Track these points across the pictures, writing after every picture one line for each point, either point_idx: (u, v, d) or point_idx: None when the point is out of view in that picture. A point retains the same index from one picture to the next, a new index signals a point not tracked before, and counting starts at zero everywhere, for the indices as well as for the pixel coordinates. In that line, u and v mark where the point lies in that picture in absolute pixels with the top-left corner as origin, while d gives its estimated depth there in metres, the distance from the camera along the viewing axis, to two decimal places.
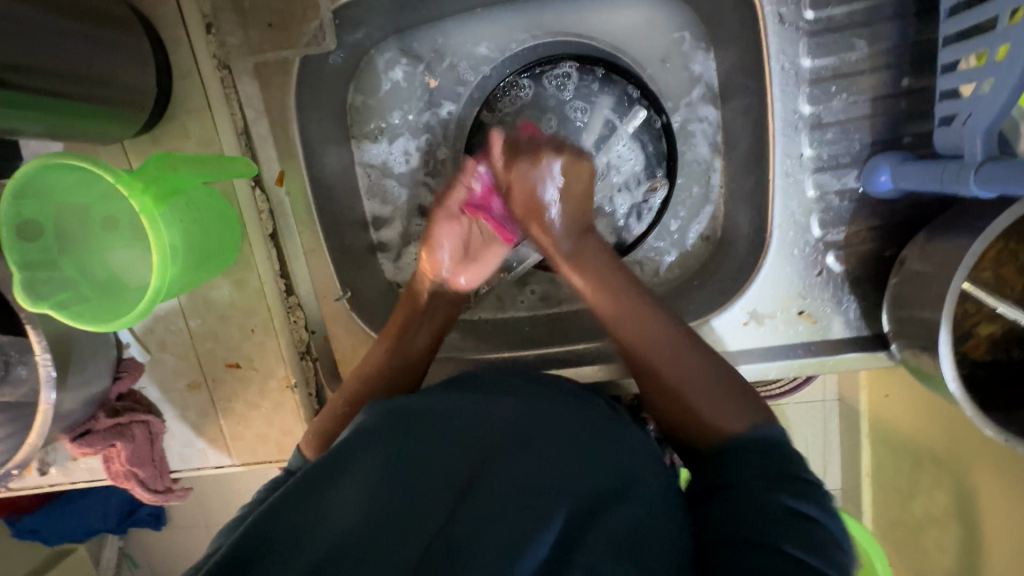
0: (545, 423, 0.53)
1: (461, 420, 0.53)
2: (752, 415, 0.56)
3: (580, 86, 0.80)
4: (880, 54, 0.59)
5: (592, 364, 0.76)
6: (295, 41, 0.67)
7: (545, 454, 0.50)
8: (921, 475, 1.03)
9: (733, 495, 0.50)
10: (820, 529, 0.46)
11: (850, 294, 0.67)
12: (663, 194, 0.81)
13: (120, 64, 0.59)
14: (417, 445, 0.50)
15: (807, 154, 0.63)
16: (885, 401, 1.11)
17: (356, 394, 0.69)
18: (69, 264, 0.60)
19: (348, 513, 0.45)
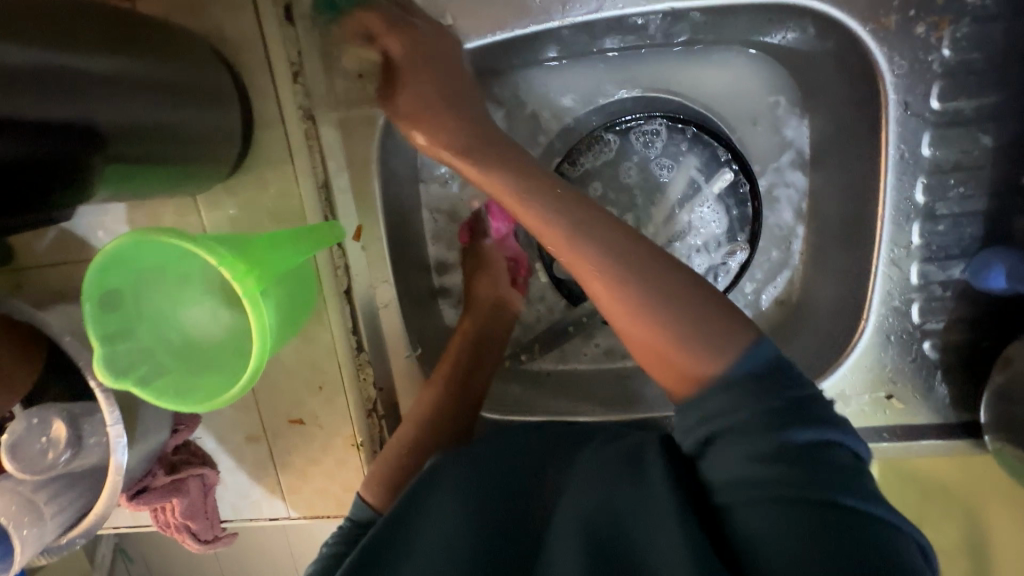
0: (587, 449, 0.56)
1: (512, 455, 0.56)
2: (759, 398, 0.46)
3: (669, 143, 0.75)
4: (1007, 150, 0.57)
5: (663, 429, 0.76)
6: (384, 92, 0.63)
7: (589, 471, 0.52)
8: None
9: (742, 429, 0.45)
10: (862, 462, 0.43)
11: (942, 382, 0.66)
12: (743, 259, 0.77)
13: (209, 120, 0.54)
14: (474, 478, 0.54)
15: (916, 244, 0.61)
16: None
17: (417, 441, 0.69)
18: (146, 332, 0.56)
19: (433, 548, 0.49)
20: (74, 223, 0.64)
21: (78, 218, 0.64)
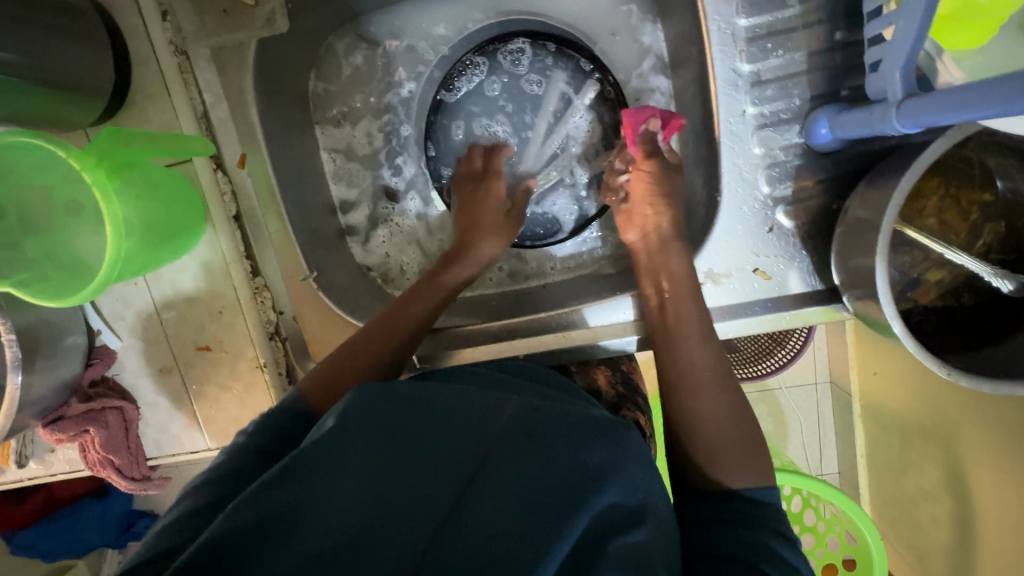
0: (552, 420, 0.49)
1: (464, 413, 0.49)
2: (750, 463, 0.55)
3: (535, 61, 0.84)
4: (813, 10, 0.61)
5: (558, 331, 0.75)
6: (250, 24, 0.69)
7: (553, 451, 0.46)
8: (911, 449, 1.07)
9: (721, 511, 0.52)
10: None
11: (802, 250, 0.68)
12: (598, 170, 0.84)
13: (76, 49, 0.61)
14: (417, 433, 0.46)
15: (750, 112, 0.64)
16: (873, 378, 1.15)
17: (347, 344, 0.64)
18: (32, 246, 0.62)
19: (340, 504, 0.41)
20: None
21: None
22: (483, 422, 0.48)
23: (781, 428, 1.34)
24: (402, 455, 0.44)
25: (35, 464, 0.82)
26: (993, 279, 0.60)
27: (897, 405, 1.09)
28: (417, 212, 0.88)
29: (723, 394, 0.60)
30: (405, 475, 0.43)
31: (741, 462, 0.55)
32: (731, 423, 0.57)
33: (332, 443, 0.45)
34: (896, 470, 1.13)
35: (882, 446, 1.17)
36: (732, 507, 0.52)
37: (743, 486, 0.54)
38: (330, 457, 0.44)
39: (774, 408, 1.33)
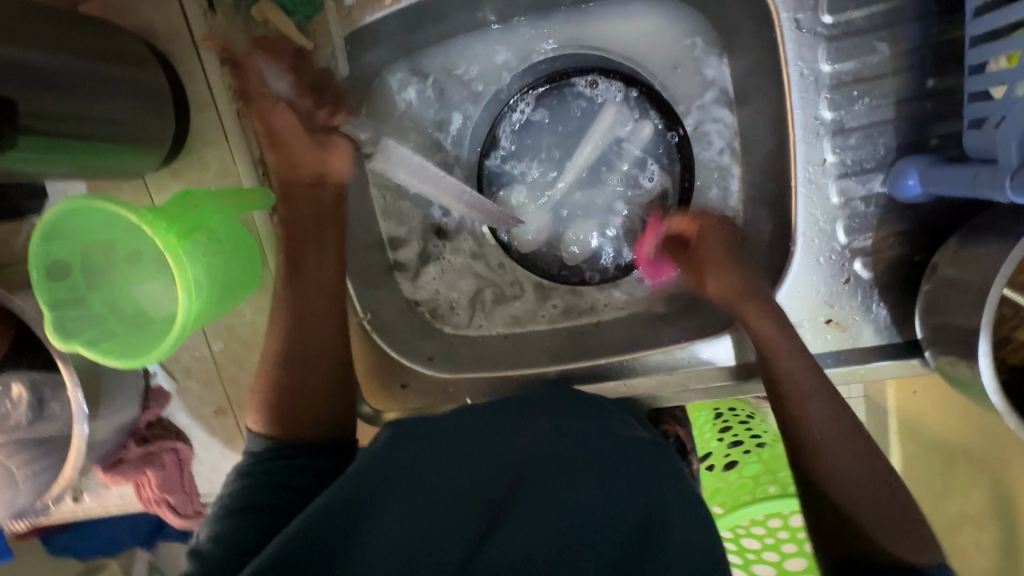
0: (571, 449, 0.57)
1: (499, 444, 0.57)
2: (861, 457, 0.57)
3: (596, 97, 0.80)
4: (902, 56, 0.58)
5: (616, 379, 0.74)
6: (309, 69, 0.68)
7: (571, 475, 0.54)
8: (957, 474, 1.01)
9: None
10: None
11: (880, 301, 0.65)
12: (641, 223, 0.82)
13: (137, 102, 0.59)
14: (455, 457, 0.55)
15: (830, 161, 0.61)
16: (913, 398, 1.06)
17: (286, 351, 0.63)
18: (96, 300, 0.61)
19: (391, 517, 0.49)
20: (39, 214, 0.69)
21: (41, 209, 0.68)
22: (507, 453, 0.56)
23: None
24: (441, 477, 0.53)
25: (89, 498, 0.80)
26: None
27: (942, 432, 1.01)
28: (470, 250, 0.86)
29: (859, 447, 0.58)
30: (451, 496, 0.51)
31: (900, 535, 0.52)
32: (872, 476, 0.56)
33: (389, 470, 0.52)
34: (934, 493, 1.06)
35: None
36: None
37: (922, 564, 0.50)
38: (387, 482, 0.51)
39: None
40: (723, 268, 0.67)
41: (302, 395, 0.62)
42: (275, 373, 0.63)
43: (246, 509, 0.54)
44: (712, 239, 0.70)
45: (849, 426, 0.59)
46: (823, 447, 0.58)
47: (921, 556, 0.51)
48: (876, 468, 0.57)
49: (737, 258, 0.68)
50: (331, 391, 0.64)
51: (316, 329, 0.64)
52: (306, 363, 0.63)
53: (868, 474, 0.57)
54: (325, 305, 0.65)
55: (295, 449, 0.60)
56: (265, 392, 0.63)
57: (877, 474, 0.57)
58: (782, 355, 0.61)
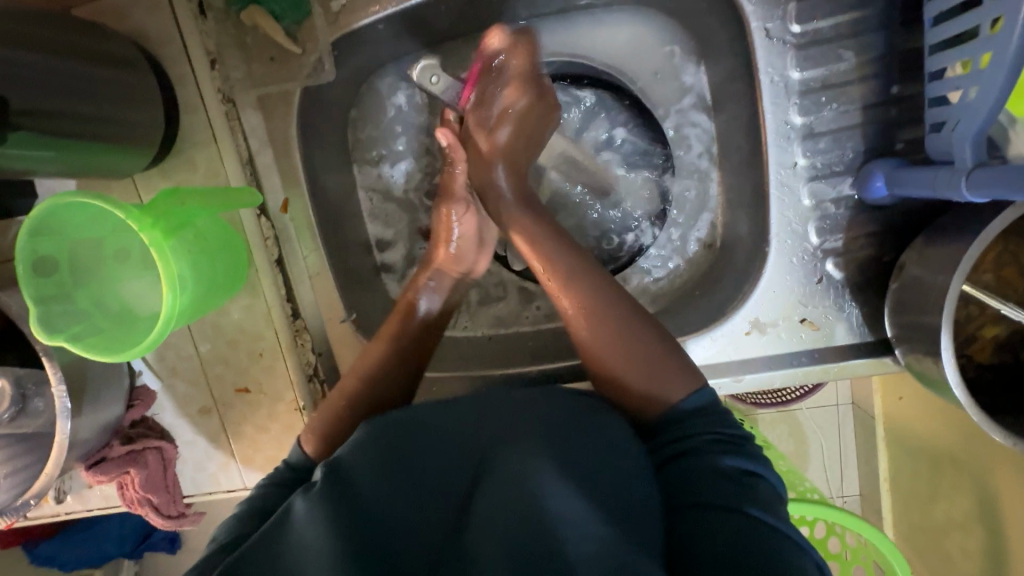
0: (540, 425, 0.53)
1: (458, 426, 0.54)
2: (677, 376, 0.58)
3: (595, 106, 0.83)
4: (867, 63, 0.60)
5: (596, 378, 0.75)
6: (297, 73, 0.70)
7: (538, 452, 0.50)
8: (941, 477, 1.02)
9: (669, 434, 0.56)
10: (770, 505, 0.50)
11: (852, 300, 0.67)
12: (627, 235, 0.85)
13: (127, 103, 0.61)
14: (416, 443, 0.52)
15: (801, 164, 0.64)
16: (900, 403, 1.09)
17: (358, 397, 0.64)
18: (82, 296, 0.62)
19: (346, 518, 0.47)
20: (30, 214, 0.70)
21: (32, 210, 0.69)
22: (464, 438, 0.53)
23: (802, 452, 1.23)
24: (401, 471, 0.50)
25: (71, 499, 0.80)
26: None
27: (925, 434, 1.03)
28: None
29: (663, 372, 0.58)
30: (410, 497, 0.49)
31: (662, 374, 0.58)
32: (643, 367, 0.58)
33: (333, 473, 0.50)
34: (921, 498, 1.07)
35: (906, 476, 1.10)
36: (668, 430, 0.56)
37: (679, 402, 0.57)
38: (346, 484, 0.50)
39: (794, 430, 1.21)
40: (510, 185, 0.72)
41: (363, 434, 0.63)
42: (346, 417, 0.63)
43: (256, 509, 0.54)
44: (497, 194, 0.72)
45: (630, 326, 0.60)
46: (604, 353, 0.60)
47: (676, 396, 0.57)
48: (665, 365, 0.58)
49: (546, 240, 0.67)
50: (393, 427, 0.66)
51: (399, 370, 0.67)
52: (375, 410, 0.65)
53: (646, 355, 0.58)
54: (411, 362, 0.68)
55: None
56: (331, 424, 0.63)
57: (658, 350, 0.59)
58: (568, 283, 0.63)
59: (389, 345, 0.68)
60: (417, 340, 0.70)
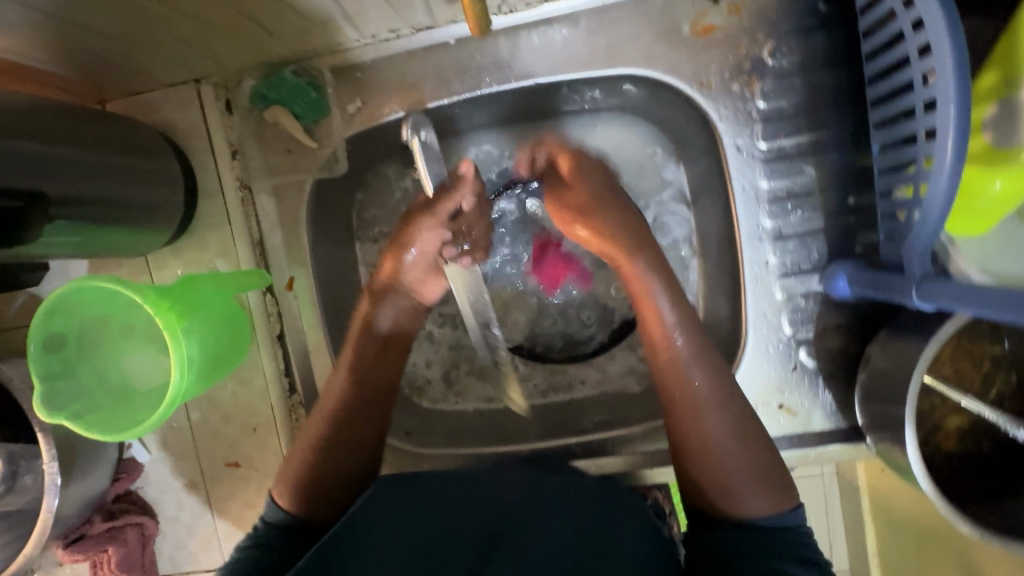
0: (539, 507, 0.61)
1: (479, 488, 0.64)
2: (765, 493, 0.56)
3: None
4: (826, 178, 0.68)
5: (589, 458, 0.79)
6: (311, 164, 0.75)
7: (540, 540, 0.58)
8: None
9: (736, 535, 0.55)
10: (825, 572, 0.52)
11: (825, 387, 0.71)
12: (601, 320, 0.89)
13: (150, 189, 0.65)
14: (441, 507, 0.62)
15: (773, 261, 0.70)
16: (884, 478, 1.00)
17: (327, 434, 0.66)
18: (85, 371, 0.63)
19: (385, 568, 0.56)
20: (39, 287, 0.73)
21: (45, 282, 0.73)
22: (490, 503, 0.62)
23: None
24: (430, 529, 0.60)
25: None
26: (1008, 427, 0.63)
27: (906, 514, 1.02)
28: (452, 339, 0.89)
29: (767, 489, 0.56)
30: (442, 550, 0.59)
31: (755, 487, 0.56)
32: (749, 469, 0.57)
33: (369, 526, 0.59)
34: None
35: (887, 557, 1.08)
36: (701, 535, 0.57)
37: (766, 514, 0.55)
38: (347, 564, 0.56)
39: None
40: (623, 228, 0.65)
41: (329, 472, 0.65)
42: (315, 444, 0.65)
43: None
44: (622, 238, 0.65)
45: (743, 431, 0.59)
46: (709, 447, 0.58)
47: (753, 513, 0.56)
48: (770, 475, 0.57)
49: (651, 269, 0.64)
50: (361, 467, 0.67)
51: (370, 419, 0.68)
52: (347, 449, 0.66)
53: (754, 464, 0.57)
54: (385, 394, 0.71)
55: (312, 523, 0.64)
56: (297, 470, 0.65)
57: (766, 465, 0.58)
58: (689, 367, 0.61)
59: (354, 380, 0.68)
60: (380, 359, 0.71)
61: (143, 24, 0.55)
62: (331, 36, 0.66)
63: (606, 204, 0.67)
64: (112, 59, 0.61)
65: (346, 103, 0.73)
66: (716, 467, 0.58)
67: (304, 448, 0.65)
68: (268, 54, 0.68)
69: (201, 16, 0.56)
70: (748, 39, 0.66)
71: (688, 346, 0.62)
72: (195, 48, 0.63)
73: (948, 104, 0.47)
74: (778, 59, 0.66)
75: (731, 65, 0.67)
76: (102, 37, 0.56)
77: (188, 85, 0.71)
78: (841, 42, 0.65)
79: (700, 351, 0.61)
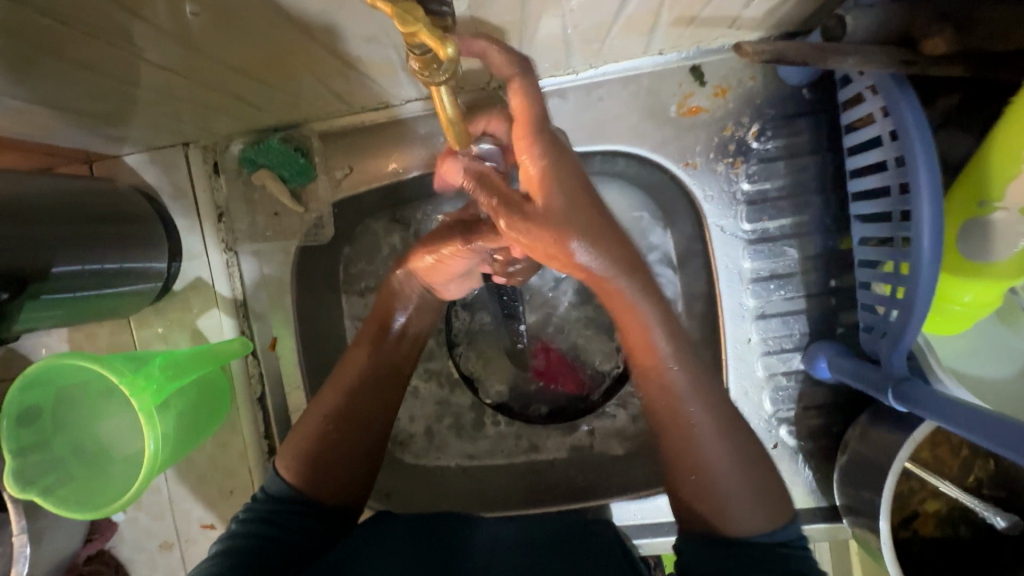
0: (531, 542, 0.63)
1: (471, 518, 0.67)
2: (763, 508, 0.53)
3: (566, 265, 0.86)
4: (808, 260, 0.68)
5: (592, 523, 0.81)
6: (297, 227, 0.75)
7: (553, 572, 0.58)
8: None
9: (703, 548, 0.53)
10: None
11: (806, 465, 0.71)
12: (587, 381, 0.88)
13: (134, 255, 0.65)
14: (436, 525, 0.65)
15: (755, 340, 0.70)
16: None
17: (337, 415, 0.64)
18: (60, 443, 0.62)
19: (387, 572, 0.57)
20: (18, 345, 0.72)
21: (24, 338, 0.72)
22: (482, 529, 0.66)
23: None
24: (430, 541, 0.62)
25: None
26: (985, 513, 0.63)
27: None
28: (437, 397, 0.88)
29: (767, 501, 0.53)
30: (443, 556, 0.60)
31: (751, 504, 0.53)
32: (745, 484, 0.53)
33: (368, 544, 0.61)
34: None
35: None
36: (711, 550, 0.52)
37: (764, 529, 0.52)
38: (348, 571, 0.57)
39: None
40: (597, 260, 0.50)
41: (331, 453, 0.63)
42: (323, 428, 0.64)
43: (230, 554, 0.57)
44: (589, 272, 0.51)
45: (730, 437, 0.54)
46: (704, 464, 0.54)
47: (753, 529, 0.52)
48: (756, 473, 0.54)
49: (640, 299, 0.53)
50: (370, 455, 0.66)
51: (379, 404, 0.67)
52: (357, 430, 0.65)
53: (754, 480, 0.53)
54: (395, 390, 0.68)
55: (312, 503, 0.62)
56: (307, 441, 0.64)
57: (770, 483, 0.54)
58: (674, 377, 0.55)
59: (372, 357, 0.67)
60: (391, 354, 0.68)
61: (132, 104, 0.56)
62: (320, 108, 0.67)
63: (560, 169, 0.49)
64: (100, 131, 0.62)
65: (334, 168, 0.74)
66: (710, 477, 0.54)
67: (316, 420, 0.64)
68: (257, 122, 0.68)
69: (190, 97, 0.57)
70: (733, 122, 0.67)
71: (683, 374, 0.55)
72: (184, 119, 0.63)
73: (923, 219, 0.48)
74: (762, 143, 0.67)
75: (716, 147, 0.68)
76: (90, 115, 0.57)
77: (176, 147, 0.71)
78: (824, 130, 0.66)
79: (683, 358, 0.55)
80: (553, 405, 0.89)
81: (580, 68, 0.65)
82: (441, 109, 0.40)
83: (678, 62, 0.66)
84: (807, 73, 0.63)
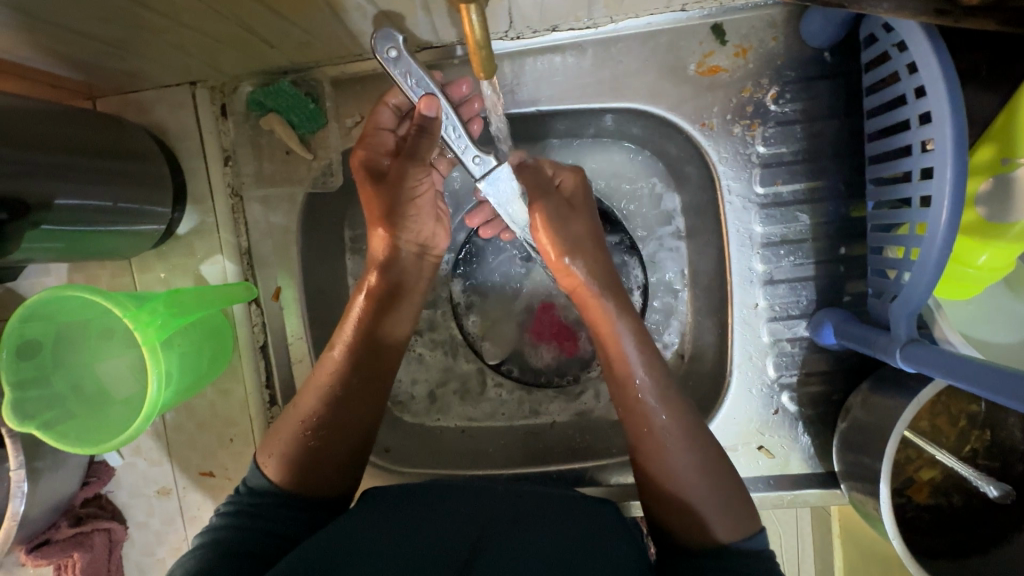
0: (529, 507, 0.63)
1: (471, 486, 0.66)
2: (738, 515, 0.57)
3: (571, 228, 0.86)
4: (820, 226, 0.68)
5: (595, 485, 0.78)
6: (304, 175, 0.74)
7: (539, 532, 0.58)
8: None
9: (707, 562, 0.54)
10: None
11: (805, 431, 0.71)
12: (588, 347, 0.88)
13: (138, 194, 0.63)
14: (437, 492, 0.64)
15: (762, 305, 0.70)
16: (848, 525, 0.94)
17: (321, 418, 0.63)
18: (59, 380, 0.61)
19: (385, 539, 0.56)
20: (16, 283, 0.71)
21: (21, 277, 0.71)
22: (483, 494, 0.64)
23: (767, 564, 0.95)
24: (431, 505, 0.62)
25: None
26: (978, 483, 0.64)
27: None
28: (442, 360, 0.88)
29: (730, 511, 0.57)
30: (447, 517, 0.60)
31: (723, 511, 0.57)
32: (713, 492, 0.57)
33: (371, 513, 0.60)
34: None
35: None
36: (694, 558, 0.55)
37: (730, 538, 0.55)
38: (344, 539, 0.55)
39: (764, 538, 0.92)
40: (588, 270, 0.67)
41: (316, 453, 0.62)
42: (305, 433, 0.62)
43: (212, 546, 0.55)
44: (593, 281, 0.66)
45: (699, 443, 0.60)
46: (668, 471, 0.59)
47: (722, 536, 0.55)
48: (721, 478, 0.58)
49: (619, 315, 0.65)
50: (359, 447, 0.65)
51: (361, 406, 0.65)
52: (345, 429, 0.64)
53: (720, 490, 0.58)
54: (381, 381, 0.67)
55: (302, 498, 0.61)
56: (289, 446, 0.62)
57: (732, 490, 0.58)
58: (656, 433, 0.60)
59: (346, 358, 0.65)
60: (371, 344, 0.67)
61: (142, 30, 0.54)
62: (335, 51, 0.66)
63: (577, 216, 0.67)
64: (106, 61, 0.60)
65: (344, 116, 0.72)
66: (678, 485, 0.58)
67: (295, 427, 0.62)
68: (268, 64, 0.67)
69: (203, 27, 0.56)
70: (752, 84, 0.67)
71: (649, 385, 0.62)
72: (195, 54, 0.62)
73: (944, 175, 0.47)
74: (780, 106, 0.67)
75: (733, 108, 0.67)
76: (96, 41, 0.55)
77: (183, 86, 0.69)
78: (842, 94, 0.66)
79: (662, 390, 0.62)
80: (557, 372, 0.88)
81: (600, 22, 0.65)
82: (469, 32, 0.40)
83: (701, 19, 0.65)
84: (829, 35, 0.63)
